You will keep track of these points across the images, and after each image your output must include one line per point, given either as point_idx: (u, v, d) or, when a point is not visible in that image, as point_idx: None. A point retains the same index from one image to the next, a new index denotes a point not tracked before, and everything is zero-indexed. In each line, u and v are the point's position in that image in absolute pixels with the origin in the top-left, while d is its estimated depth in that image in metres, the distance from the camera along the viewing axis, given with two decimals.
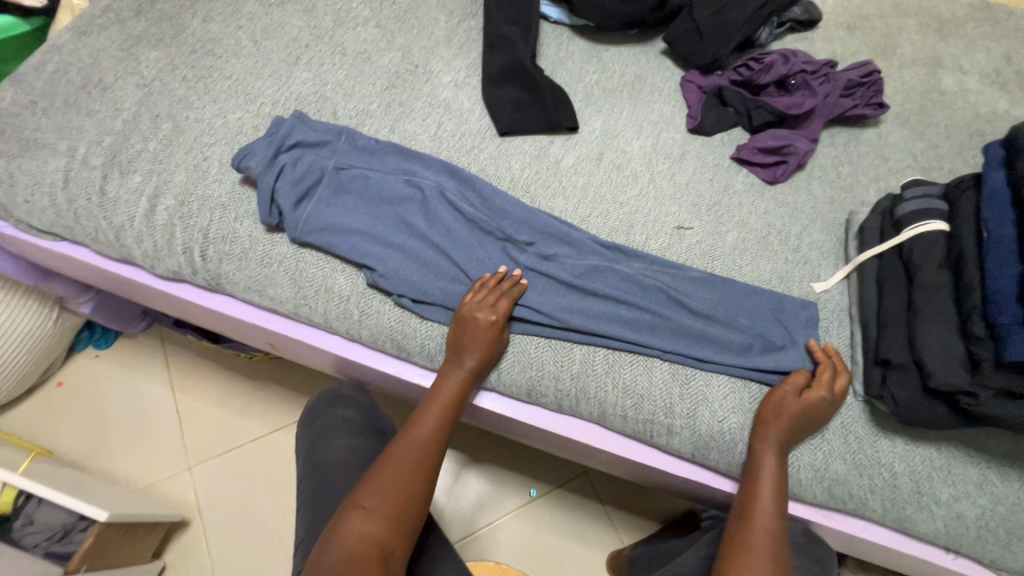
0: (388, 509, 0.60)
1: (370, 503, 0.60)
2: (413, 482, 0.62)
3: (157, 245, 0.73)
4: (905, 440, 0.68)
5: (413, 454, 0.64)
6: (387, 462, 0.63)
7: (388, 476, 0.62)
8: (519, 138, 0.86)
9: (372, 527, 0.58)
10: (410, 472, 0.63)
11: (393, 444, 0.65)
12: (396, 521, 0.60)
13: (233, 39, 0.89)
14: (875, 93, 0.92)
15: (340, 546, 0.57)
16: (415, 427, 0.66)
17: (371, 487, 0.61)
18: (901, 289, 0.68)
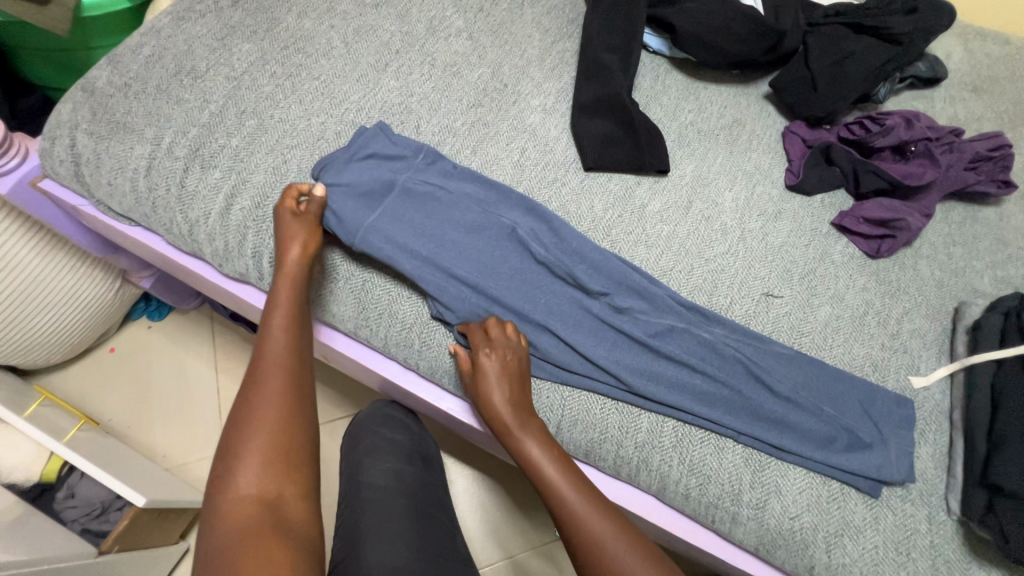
0: (267, 459, 0.51)
1: (252, 455, 0.51)
2: (282, 417, 0.54)
3: (228, 246, 0.72)
4: (1004, 574, 0.60)
5: (276, 386, 0.56)
6: (245, 413, 0.54)
7: (258, 428, 0.53)
8: (605, 174, 0.81)
9: (258, 478, 0.50)
10: (281, 406, 0.55)
11: (251, 388, 0.56)
12: (283, 464, 0.52)
13: (325, 38, 0.88)
14: (1003, 168, 0.82)
15: (228, 517, 0.47)
16: (267, 359, 0.58)
17: (245, 447, 0.51)
18: (1022, 406, 0.61)
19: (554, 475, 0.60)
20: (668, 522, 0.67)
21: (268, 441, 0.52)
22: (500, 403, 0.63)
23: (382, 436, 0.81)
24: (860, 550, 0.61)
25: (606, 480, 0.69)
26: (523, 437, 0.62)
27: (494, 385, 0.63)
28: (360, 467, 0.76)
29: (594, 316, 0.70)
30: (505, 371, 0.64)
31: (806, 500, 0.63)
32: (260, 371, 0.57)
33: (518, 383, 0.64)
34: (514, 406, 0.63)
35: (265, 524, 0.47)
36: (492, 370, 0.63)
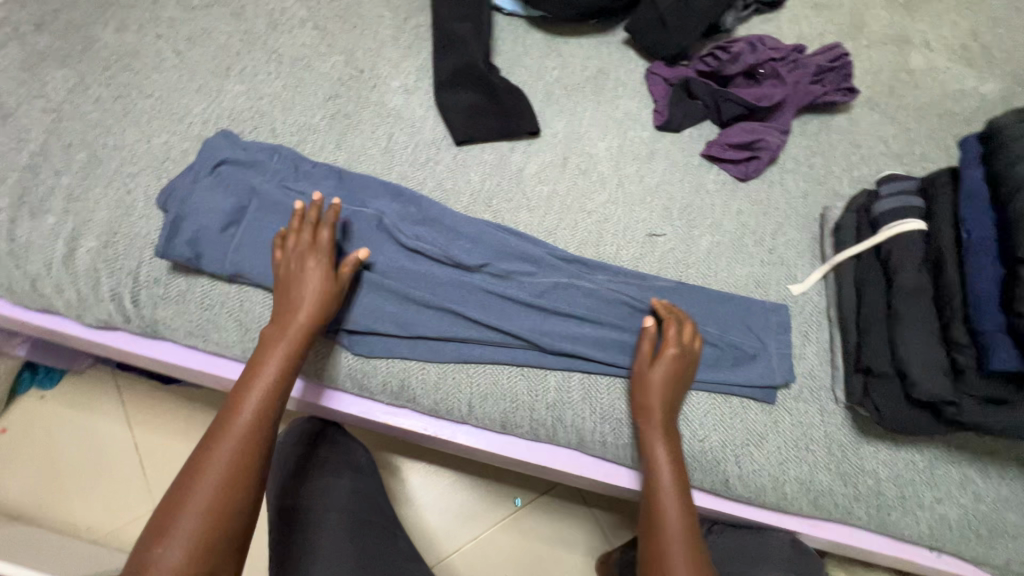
0: (203, 523, 0.50)
1: (188, 516, 0.50)
2: (226, 479, 0.52)
3: (81, 294, 0.66)
4: (888, 445, 0.67)
5: (238, 445, 0.54)
6: (199, 465, 0.53)
7: (204, 487, 0.51)
8: (478, 146, 0.80)
9: (186, 554, 0.49)
10: (234, 473, 0.53)
11: (212, 440, 0.54)
12: (218, 538, 0.50)
13: (153, 50, 0.80)
14: (845, 77, 0.88)
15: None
16: (237, 410, 0.56)
17: (186, 506, 0.50)
18: (880, 292, 0.66)
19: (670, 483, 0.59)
20: (594, 472, 0.69)
21: (207, 510, 0.50)
22: (656, 410, 0.62)
23: (305, 455, 0.78)
24: (764, 455, 0.66)
25: (529, 446, 0.70)
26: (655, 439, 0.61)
27: (650, 398, 0.63)
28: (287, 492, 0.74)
29: (479, 287, 0.70)
30: (667, 383, 0.62)
31: (712, 421, 0.67)
32: (221, 425, 0.55)
33: (676, 396, 0.64)
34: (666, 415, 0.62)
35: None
36: (648, 386, 0.63)
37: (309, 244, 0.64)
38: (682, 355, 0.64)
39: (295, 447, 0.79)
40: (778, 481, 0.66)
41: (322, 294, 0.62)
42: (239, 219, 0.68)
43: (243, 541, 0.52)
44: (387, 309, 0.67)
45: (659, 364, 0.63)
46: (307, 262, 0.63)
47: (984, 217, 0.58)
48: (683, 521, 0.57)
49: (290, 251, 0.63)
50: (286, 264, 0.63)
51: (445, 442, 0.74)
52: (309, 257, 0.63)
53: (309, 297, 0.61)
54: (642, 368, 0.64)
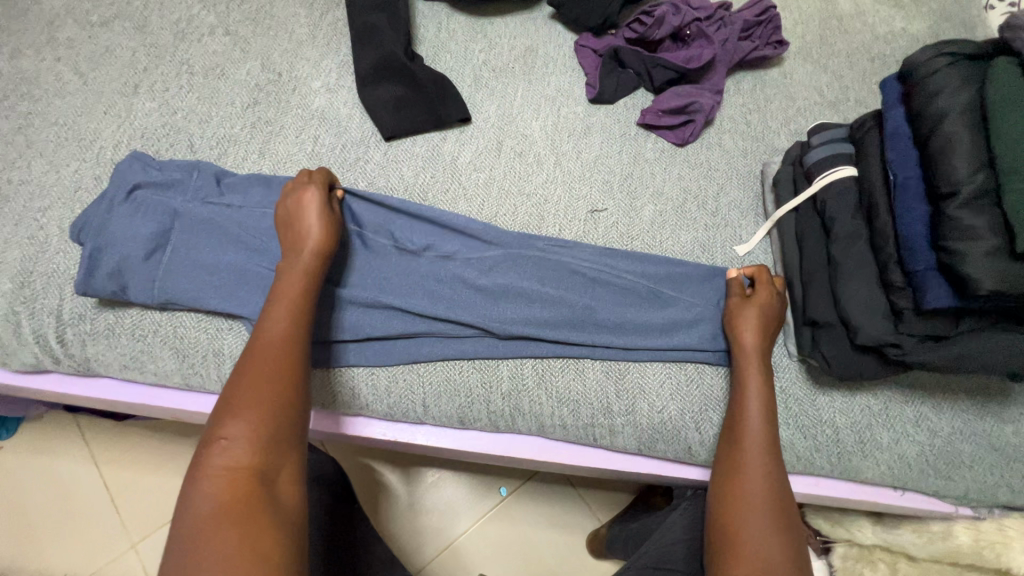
0: (255, 439, 0.47)
1: (239, 432, 0.47)
2: (276, 393, 0.50)
3: (3, 340, 0.63)
4: (843, 393, 0.67)
5: (278, 367, 0.52)
6: (240, 388, 0.50)
7: (252, 404, 0.49)
8: (408, 139, 0.77)
9: (249, 453, 0.46)
10: (275, 390, 0.50)
11: (248, 363, 0.52)
12: (273, 441, 0.48)
13: (53, 74, 0.76)
14: (775, 29, 0.87)
15: (207, 485, 0.44)
16: (263, 337, 0.54)
17: (235, 423, 0.47)
18: (819, 242, 0.66)
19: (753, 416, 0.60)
20: (558, 455, 0.69)
21: (261, 428, 0.48)
22: (752, 347, 0.63)
23: None
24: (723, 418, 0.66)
25: (491, 438, 0.69)
26: (749, 367, 0.62)
27: (745, 330, 0.64)
28: None
29: (426, 278, 0.68)
30: (761, 321, 0.64)
31: (669, 390, 0.67)
32: (255, 351, 0.53)
33: (771, 327, 0.64)
34: (764, 347, 0.63)
35: (248, 503, 0.43)
36: (746, 326, 0.64)
37: (298, 189, 0.64)
38: (770, 293, 0.65)
39: None
40: None
41: (328, 219, 0.62)
42: (163, 244, 0.65)
43: (296, 455, 0.50)
44: (329, 313, 0.65)
45: (749, 308, 0.65)
46: (304, 191, 0.63)
47: (909, 157, 0.58)
48: (768, 446, 0.58)
49: (290, 190, 0.64)
50: (288, 200, 0.64)
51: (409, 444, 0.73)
52: (305, 191, 0.63)
53: (316, 222, 0.62)
54: (733, 317, 0.65)
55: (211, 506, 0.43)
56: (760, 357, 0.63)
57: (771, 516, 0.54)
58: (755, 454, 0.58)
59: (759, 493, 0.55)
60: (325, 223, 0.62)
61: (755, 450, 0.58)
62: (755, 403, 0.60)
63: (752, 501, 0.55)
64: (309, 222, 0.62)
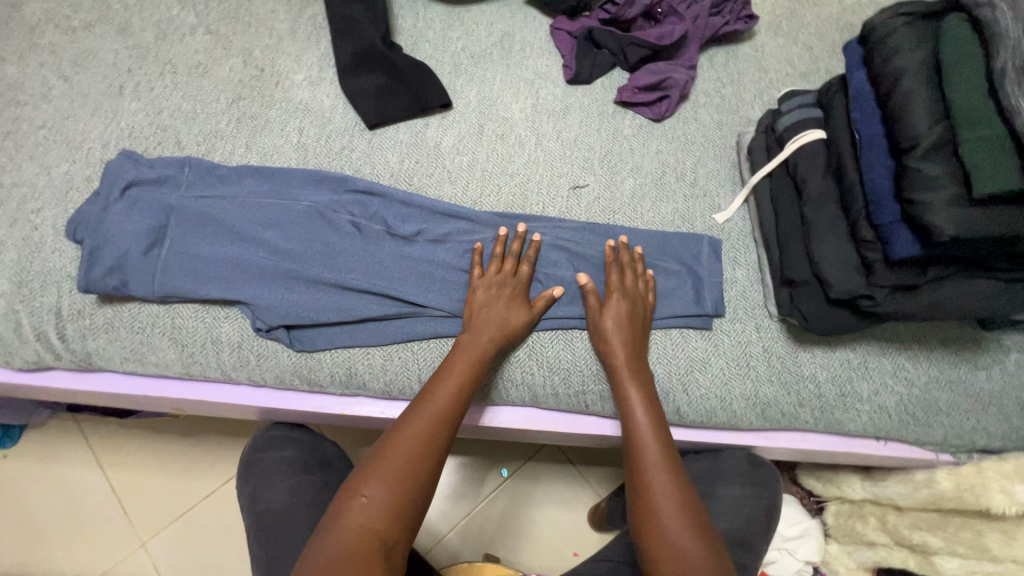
0: (389, 502, 0.52)
1: (376, 494, 0.52)
2: (419, 457, 0.55)
3: (5, 339, 0.64)
4: (823, 349, 0.70)
5: (425, 445, 0.55)
6: (384, 455, 0.54)
7: (390, 470, 0.53)
8: (391, 127, 0.79)
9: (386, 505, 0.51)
10: (422, 452, 0.55)
11: (400, 433, 0.56)
12: (401, 505, 0.52)
13: (38, 79, 0.77)
14: (744, 5, 0.89)
15: (344, 530, 0.50)
16: (419, 416, 0.57)
17: (374, 483, 0.52)
18: (793, 204, 0.68)
19: (642, 419, 0.61)
20: (552, 424, 0.71)
21: (392, 495, 0.52)
22: (623, 362, 0.64)
23: (270, 460, 0.77)
24: (709, 378, 0.68)
25: (486, 411, 0.71)
26: (625, 382, 0.63)
27: (609, 344, 0.65)
28: (258, 498, 0.74)
29: (421, 259, 0.70)
30: (619, 330, 0.65)
31: (656, 354, 0.69)
32: (407, 425, 0.57)
33: (637, 337, 0.66)
34: (632, 357, 0.64)
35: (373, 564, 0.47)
36: (614, 337, 0.65)
37: (510, 271, 0.68)
38: (625, 299, 0.67)
39: (259, 453, 0.78)
40: (725, 402, 0.68)
41: (506, 324, 0.65)
42: (161, 239, 0.67)
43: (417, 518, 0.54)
44: (325, 298, 0.67)
45: (608, 317, 0.65)
46: (500, 288, 0.67)
47: (871, 116, 0.60)
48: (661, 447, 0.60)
49: (491, 278, 0.67)
50: (478, 289, 0.67)
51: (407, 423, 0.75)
52: (507, 289, 0.67)
53: (497, 318, 0.65)
54: (596, 328, 0.66)
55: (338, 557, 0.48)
56: (632, 370, 0.64)
57: (682, 515, 0.55)
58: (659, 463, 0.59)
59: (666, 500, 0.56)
60: (495, 328, 0.64)
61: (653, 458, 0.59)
62: (643, 417, 0.62)
63: (662, 495, 0.57)
64: (486, 317, 0.65)
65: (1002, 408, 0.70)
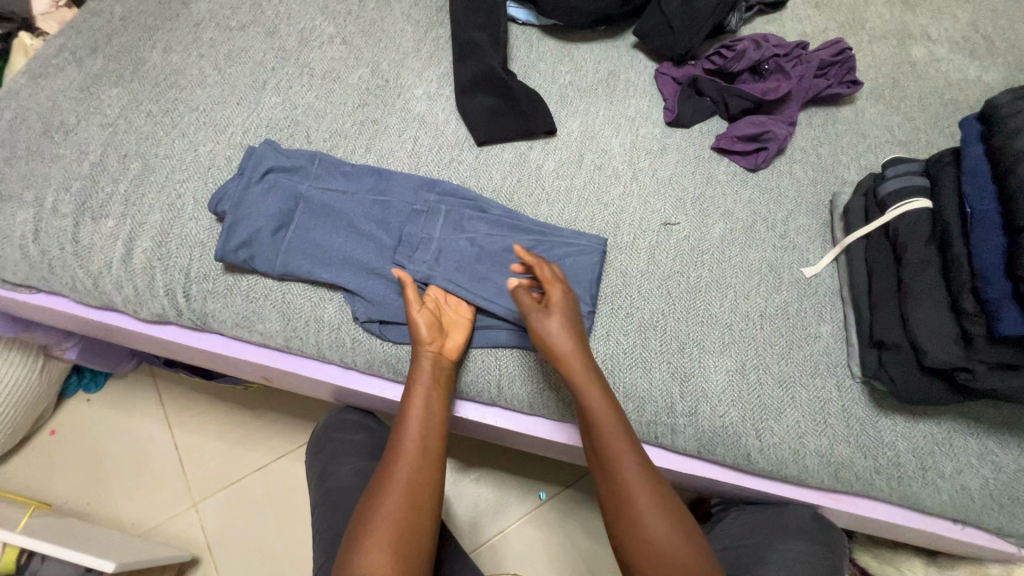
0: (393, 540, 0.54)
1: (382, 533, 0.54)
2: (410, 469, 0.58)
3: (138, 290, 0.72)
4: (906, 418, 0.68)
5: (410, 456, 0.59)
6: (381, 486, 0.58)
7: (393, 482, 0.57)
8: (497, 146, 0.85)
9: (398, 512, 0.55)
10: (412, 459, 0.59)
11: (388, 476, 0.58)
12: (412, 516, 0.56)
13: (196, 68, 0.87)
14: (849, 70, 0.91)
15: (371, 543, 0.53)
16: (398, 467, 0.59)
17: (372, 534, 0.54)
18: (889, 269, 0.68)
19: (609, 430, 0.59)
20: None
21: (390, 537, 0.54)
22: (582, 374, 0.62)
23: (342, 442, 0.81)
24: (783, 429, 0.68)
25: (552, 426, 0.73)
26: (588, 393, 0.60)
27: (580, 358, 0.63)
28: (325, 474, 0.78)
29: (514, 275, 0.74)
30: (565, 331, 0.63)
31: (731, 396, 0.69)
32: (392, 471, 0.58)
33: (575, 326, 0.64)
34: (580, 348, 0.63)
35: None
36: (554, 333, 0.62)
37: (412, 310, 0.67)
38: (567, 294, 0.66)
39: (332, 433, 0.83)
40: (798, 455, 0.68)
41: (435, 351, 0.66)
42: (287, 222, 0.73)
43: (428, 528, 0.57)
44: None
45: (552, 317, 0.63)
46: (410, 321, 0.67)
47: (987, 191, 0.61)
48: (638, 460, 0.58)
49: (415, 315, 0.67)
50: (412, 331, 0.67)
51: (475, 426, 0.77)
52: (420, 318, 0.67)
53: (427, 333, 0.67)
54: (537, 330, 0.63)
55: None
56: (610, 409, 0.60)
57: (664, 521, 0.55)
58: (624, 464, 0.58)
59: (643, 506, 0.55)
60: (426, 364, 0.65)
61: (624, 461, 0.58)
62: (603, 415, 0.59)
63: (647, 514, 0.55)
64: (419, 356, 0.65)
65: None
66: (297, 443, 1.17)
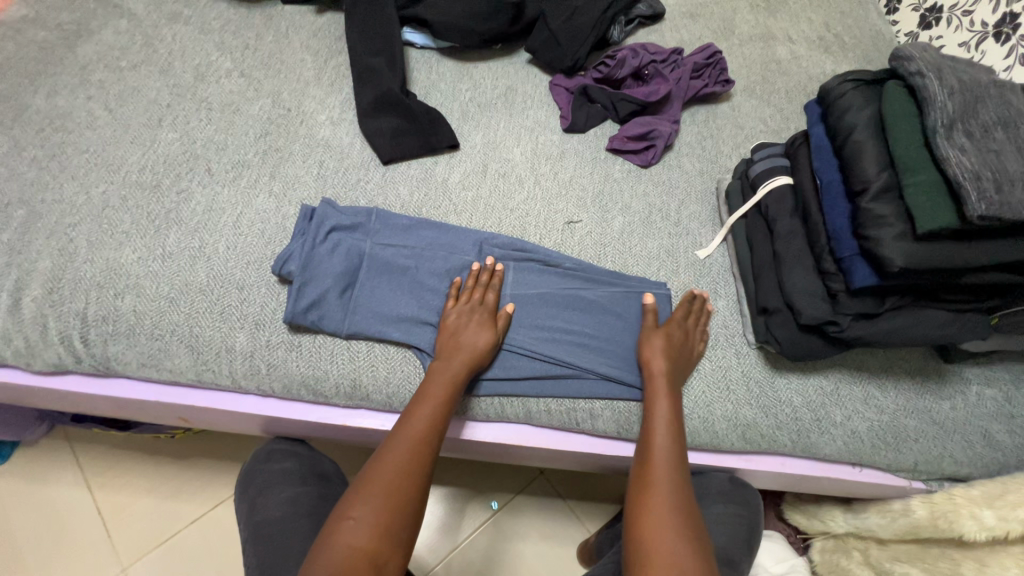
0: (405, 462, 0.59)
1: (395, 462, 0.59)
2: (402, 479, 0.58)
3: (30, 341, 0.68)
4: (798, 375, 0.75)
5: (402, 464, 0.59)
6: (369, 482, 0.57)
7: (382, 481, 0.57)
8: (403, 163, 0.87)
9: (372, 522, 0.55)
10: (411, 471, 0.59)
11: (411, 414, 0.63)
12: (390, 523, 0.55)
13: (85, 110, 0.85)
14: (722, 70, 1.00)
15: (351, 526, 0.54)
16: (385, 468, 0.58)
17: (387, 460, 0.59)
18: (766, 241, 0.76)
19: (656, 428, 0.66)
20: (545, 441, 0.75)
21: (372, 525, 0.55)
22: (659, 372, 0.69)
23: (270, 472, 0.79)
24: (692, 400, 0.73)
25: (468, 425, 0.74)
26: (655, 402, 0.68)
27: (652, 360, 0.70)
28: (255, 508, 0.76)
29: (435, 285, 0.75)
30: (666, 351, 0.71)
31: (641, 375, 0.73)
32: (377, 468, 0.58)
33: (673, 356, 0.71)
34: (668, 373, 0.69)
35: None
36: (656, 354, 0.71)
37: (484, 305, 0.72)
38: (674, 340, 0.72)
39: (261, 465, 0.80)
40: (707, 421, 0.72)
41: (479, 346, 0.69)
42: (352, 281, 0.74)
43: (410, 522, 0.57)
44: None
45: (655, 336, 0.72)
46: (473, 315, 0.71)
47: (830, 164, 0.69)
48: (672, 462, 0.63)
49: (462, 306, 0.72)
50: (452, 317, 0.71)
51: None
52: (476, 315, 0.71)
53: (471, 347, 0.68)
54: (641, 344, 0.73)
55: (370, 543, 0.54)
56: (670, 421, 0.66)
57: (678, 508, 0.59)
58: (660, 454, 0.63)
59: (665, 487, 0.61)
60: (467, 353, 0.68)
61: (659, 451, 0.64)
62: (662, 421, 0.66)
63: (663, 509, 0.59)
64: (461, 342, 0.69)
65: (967, 436, 0.74)
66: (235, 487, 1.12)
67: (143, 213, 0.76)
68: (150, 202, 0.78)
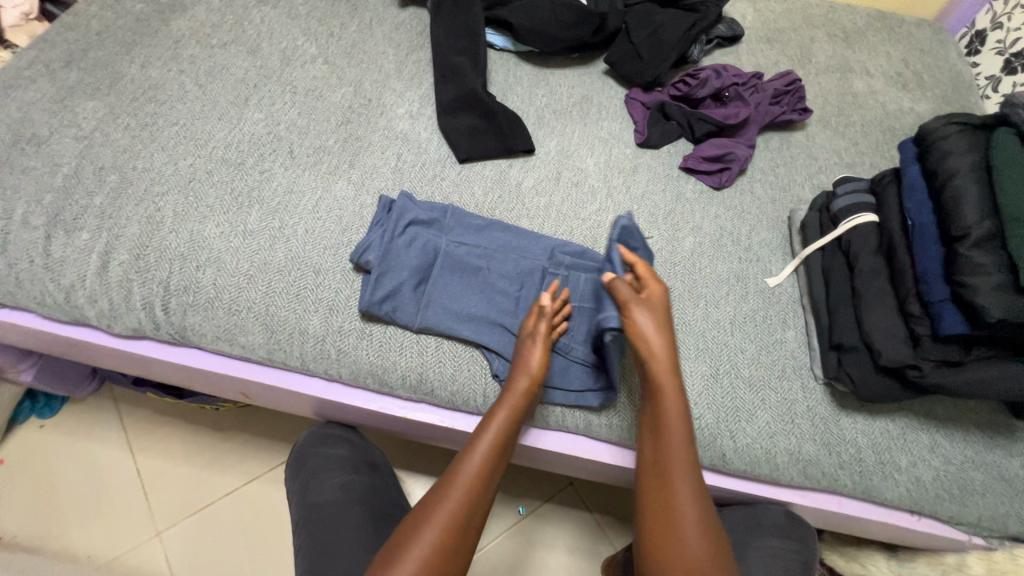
0: (456, 511, 0.59)
1: (444, 512, 0.58)
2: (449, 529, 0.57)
3: (113, 304, 0.70)
4: (864, 415, 0.74)
5: (450, 511, 0.58)
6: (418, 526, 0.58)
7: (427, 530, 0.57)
8: (478, 163, 0.88)
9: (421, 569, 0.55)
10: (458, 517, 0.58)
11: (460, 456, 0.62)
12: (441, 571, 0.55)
13: (176, 83, 0.87)
14: (800, 99, 0.99)
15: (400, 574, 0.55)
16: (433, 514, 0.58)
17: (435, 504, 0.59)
18: (844, 276, 0.75)
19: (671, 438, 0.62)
20: (601, 455, 0.74)
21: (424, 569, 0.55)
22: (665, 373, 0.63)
23: (323, 456, 0.80)
24: (756, 430, 0.72)
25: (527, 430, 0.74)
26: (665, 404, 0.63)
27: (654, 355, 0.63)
28: (308, 491, 0.76)
29: (507, 288, 0.76)
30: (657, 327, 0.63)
31: (706, 399, 0.73)
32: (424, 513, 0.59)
33: (666, 340, 0.63)
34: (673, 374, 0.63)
35: None
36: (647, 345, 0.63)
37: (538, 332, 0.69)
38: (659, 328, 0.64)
39: (313, 448, 0.81)
40: (769, 453, 0.71)
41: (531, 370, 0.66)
42: (425, 276, 0.75)
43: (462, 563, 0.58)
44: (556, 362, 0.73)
45: (643, 310, 0.63)
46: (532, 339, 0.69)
47: (924, 206, 0.68)
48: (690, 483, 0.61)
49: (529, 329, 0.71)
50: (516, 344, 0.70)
51: (457, 437, 0.78)
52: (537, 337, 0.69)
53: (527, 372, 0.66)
54: (628, 323, 0.63)
55: None
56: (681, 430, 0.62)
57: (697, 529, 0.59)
58: (677, 474, 0.61)
59: (683, 505, 0.60)
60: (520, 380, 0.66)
61: (678, 474, 0.61)
62: (676, 428, 0.62)
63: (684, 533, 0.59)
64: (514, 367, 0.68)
65: None
66: (270, 465, 1.14)
67: (227, 189, 0.78)
68: (234, 179, 0.79)
